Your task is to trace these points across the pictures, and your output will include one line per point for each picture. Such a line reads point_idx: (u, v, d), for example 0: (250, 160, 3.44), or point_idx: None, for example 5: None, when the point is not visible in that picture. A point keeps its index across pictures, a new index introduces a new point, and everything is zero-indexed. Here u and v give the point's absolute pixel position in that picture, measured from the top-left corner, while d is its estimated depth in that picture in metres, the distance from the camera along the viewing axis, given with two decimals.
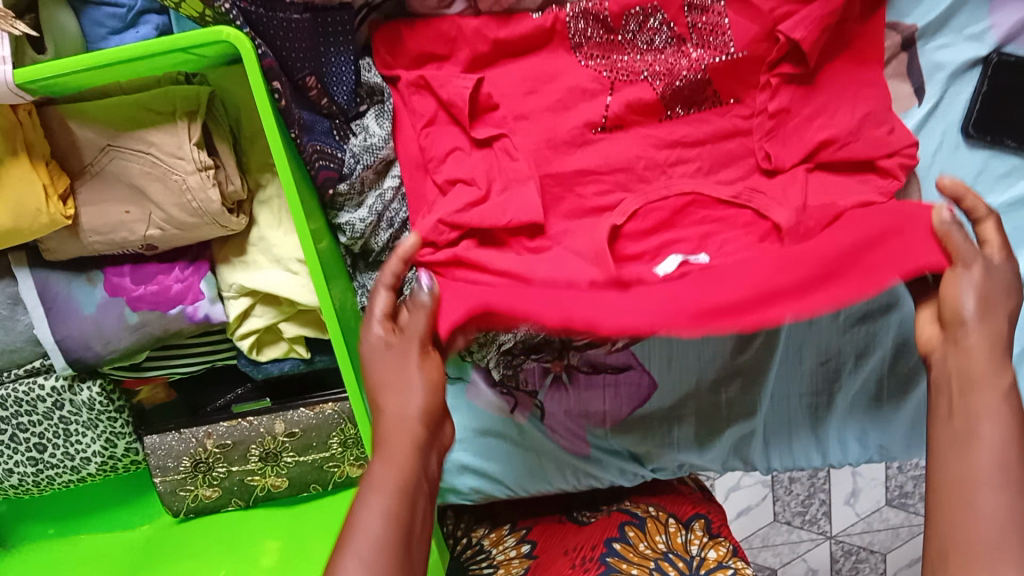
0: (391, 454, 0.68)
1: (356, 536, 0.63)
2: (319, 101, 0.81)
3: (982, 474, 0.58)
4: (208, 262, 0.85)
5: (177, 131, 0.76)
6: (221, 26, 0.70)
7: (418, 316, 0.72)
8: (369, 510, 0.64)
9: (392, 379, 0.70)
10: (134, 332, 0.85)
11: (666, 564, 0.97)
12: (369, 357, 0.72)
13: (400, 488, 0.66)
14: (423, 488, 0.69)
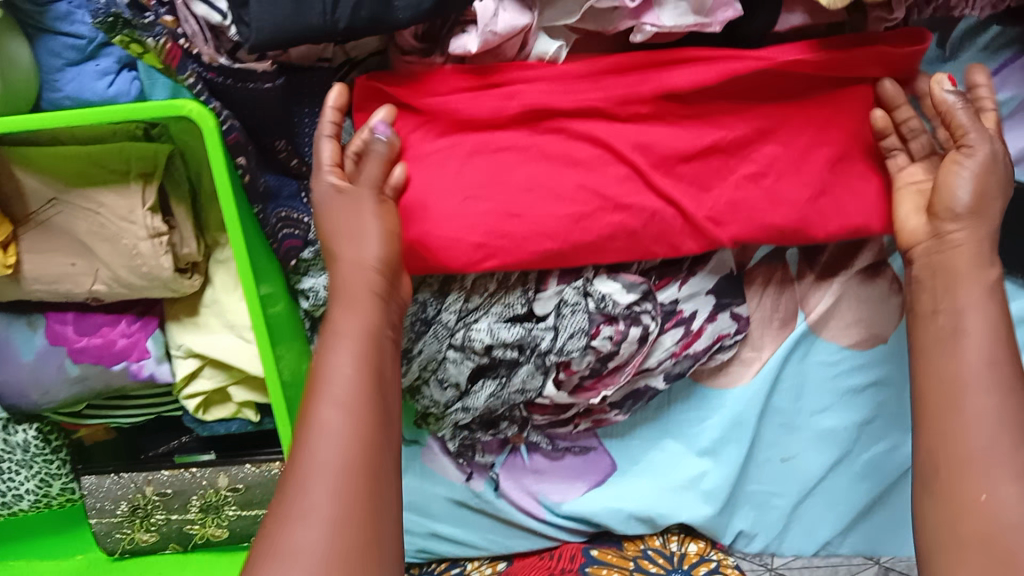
0: (353, 301, 0.70)
1: (327, 383, 0.66)
2: (289, 163, 0.77)
3: (965, 372, 0.68)
4: (157, 318, 0.81)
5: (131, 194, 0.71)
6: (183, 100, 0.64)
7: (370, 162, 0.73)
8: (336, 356, 0.67)
9: (344, 224, 0.72)
10: (74, 384, 0.81)
11: (645, 562, 0.94)
12: (330, 237, 0.73)
13: (360, 352, 0.68)
14: (385, 333, 0.72)
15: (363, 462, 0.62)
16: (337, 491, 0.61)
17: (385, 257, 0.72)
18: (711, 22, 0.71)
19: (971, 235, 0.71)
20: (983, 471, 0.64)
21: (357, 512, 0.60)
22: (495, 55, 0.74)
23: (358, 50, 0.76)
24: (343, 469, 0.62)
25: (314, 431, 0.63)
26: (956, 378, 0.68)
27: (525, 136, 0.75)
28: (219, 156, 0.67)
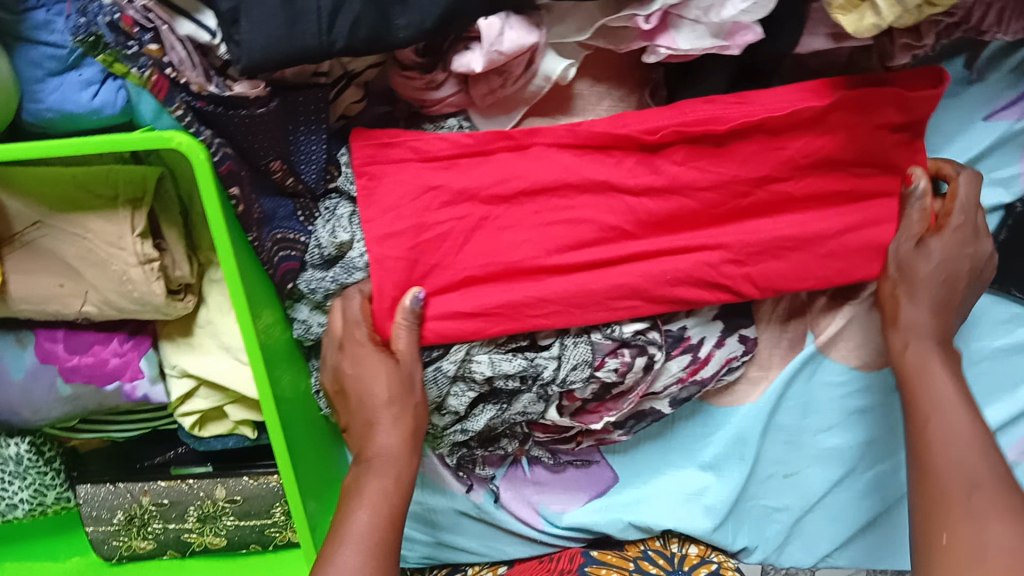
0: (384, 466, 0.74)
1: (364, 495, 0.72)
2: (284, 183, 0.74)
3: (930, 396, 0.75)
4: (150, 337, 0.79)
5: (120, 219, 0.68)
6: (171, 132, 0.61)
7: (409, 335, 0.74)
8: (360, 507, 0.72)
9: (369, 401, 0.75)
10: (67, 403, 0.79)
11: (646, 563, 0.94)
12: (371, 374, 0.75)
13: (392, 483, 0.74)
14: (407, 467, 0.76)
15: (388, 545, 0.71)
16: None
17: (402, 400, 0.75)
18: (730, 44, 0.68)
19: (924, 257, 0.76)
20: (963, 510, 0.68)
21: None
22: (501, 73, 0.72)
23: (358, 64, 0.73)
24: (372, 537, 0.70)
25: (347, 535, 0.70)
26: (930, 414, 0.74)
27: (534, 161, 0.73)
28: (209, 188, 0.63)
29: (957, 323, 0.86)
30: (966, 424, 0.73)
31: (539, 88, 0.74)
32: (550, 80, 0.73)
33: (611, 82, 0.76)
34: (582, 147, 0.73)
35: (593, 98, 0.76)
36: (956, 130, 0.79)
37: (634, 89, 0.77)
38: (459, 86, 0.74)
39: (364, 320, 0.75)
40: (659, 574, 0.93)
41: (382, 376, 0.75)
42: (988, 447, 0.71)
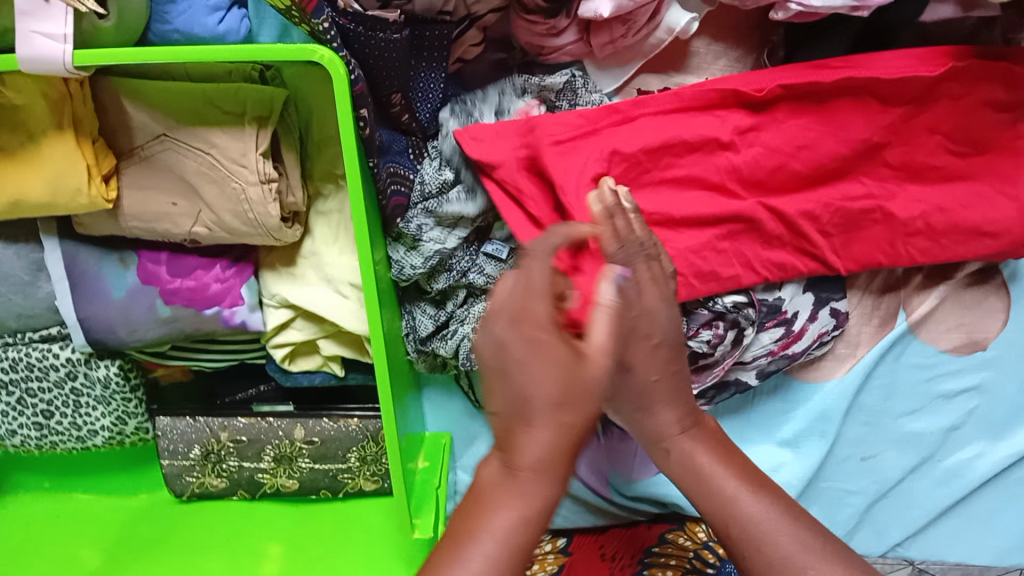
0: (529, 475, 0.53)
1: (491, 502, 0.54)
2: (400, 118, 0.75)
3: (771, 536, 0.57)
4: (252, 265, 0.79)
5: (244, 136, 0.69)
6: (315, 45, 0.62)
7: (601, 319, 0.54)
8: (493, 516, 0.54)
9: (523, 394, 0.53)
10: (164, 325, 0.79)
11: (707, 553, 0.90)
12: (533, 363, 0.52)
13: (528, 511, 0.54)
14: (547, 503, 0.54)
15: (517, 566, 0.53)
16: None
17: (566, 403, 0.52)
18: (861, 5, 0.68)
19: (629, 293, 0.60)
20: None
21: None
22: (625, 22, 0.73)
23: (482, 6, 0.74)
24: (504, 543, 0.53)
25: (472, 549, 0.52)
26: (745, 520, 0.58)
27: (649, 118, 0.73)
28: (344, 101, 0.64)
29: None
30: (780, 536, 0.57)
31: (660, 41, 0.75)
32: (673, 33, 0.73)
33: (730, 41, 0.77)
34: (687, 109, 0.73)
35: (709, 57, 0.77)
36: None
37: (751, 53, 0.77)
38: (580, 34, 0.75)
39: (546, 292, 0.54)
40: (715, 564, 0.88)
41: (538, 375, 0.52)
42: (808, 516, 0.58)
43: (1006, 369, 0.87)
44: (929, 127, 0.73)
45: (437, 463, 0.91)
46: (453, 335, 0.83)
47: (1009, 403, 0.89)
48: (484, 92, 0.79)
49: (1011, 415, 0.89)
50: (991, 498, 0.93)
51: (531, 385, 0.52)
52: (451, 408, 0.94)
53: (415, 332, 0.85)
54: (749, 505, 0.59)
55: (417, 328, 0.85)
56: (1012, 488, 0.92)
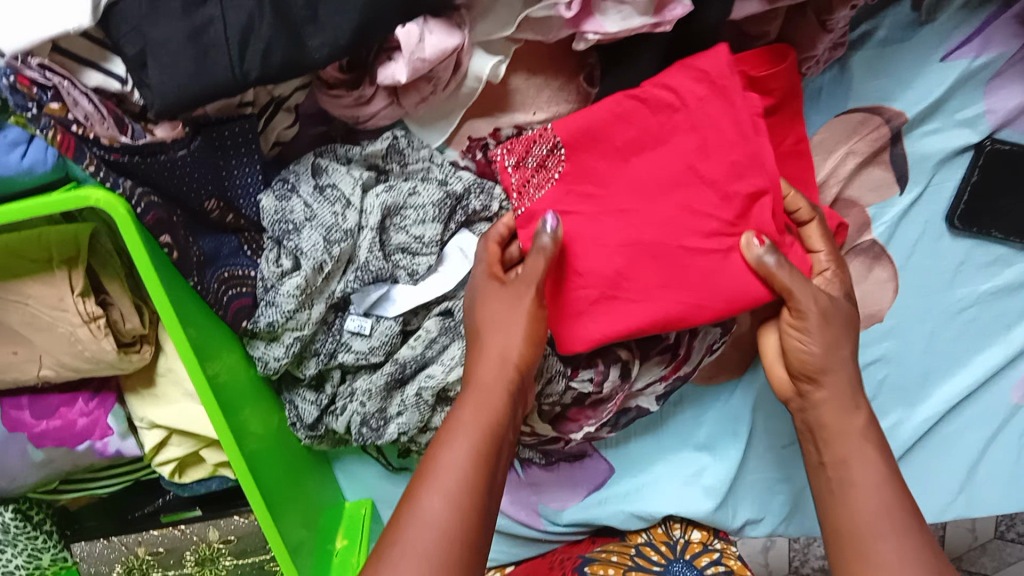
0: (483, 391, 0.66)
1: (442, 473, 0.60)
2: (224, 220, 0.72)
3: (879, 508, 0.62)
4: (115, 392, 0.77)
5: (57, 282, 0.66)
6: (88, 189, 0.59)
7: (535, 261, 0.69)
8: (450, 443, 0.62)
9: (493, 321, 0.69)
10: (42, 467, 0.78)
11: (648, 549, 0.92)
12: (482, 297, 0.71)
13: (476, 455, 0.61)
14: (505, 438, 0.65)
15: (474, 494, 0.60)
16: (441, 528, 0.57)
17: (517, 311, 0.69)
18: (660, 20, 0.65)
19: (517, 302, 0.69)
20: None
21: (461, 532, 0.58)
22: (430, 80, 0.70)
23: (284, 87, 0.71)
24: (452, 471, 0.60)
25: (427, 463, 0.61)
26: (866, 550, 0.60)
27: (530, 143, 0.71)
28: (136, 242, 0.60)
29: (938, 271, 0.83)
30: (895, 554, 0.59)
31: (473, 89, 0.72)
32: (482, 80, 0.71)
33: (547, 72, 0.74)
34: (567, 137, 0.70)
35: (531, 91, 0.74)
36: (908, 76, 0.75)
37: (572, 78, 0.74)
38: (390, 97, 0.71)
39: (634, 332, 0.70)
40: (660, 562, 0.91)
41: (496, 308, 0.69)
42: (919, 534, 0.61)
43: (904, 337, 0.86)
44: None
45: (356, 539, 0.90)
46: (340, 414, 0.80)
47: (917, 367, 0.87)
48: (307, 164, 0.75)
49: (923, 377, 0.87)
50: (920, 460, 0.90)
51: (483, 316, 0.70)
52: (366, 474, 0.93)
53: (301, 421, 0.82)
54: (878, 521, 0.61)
55: (302, 415, 0.82)
56: (940, 445, 0.90)
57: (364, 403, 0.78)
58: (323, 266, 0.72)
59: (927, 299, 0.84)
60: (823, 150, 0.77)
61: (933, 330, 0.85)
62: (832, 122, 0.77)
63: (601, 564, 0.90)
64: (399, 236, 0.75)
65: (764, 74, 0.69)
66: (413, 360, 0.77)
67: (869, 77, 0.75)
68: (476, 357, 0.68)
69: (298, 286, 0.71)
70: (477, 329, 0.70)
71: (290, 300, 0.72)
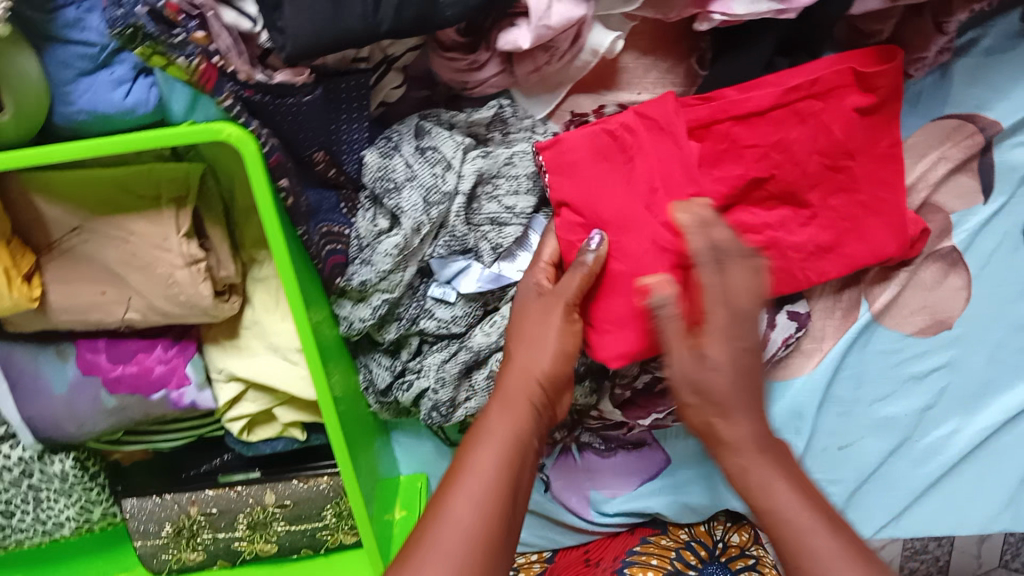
0: (507, 400, 0.64)
1: (466, 471, 0.56)
2: (326, 174, 0.72)
3: None
4: (194, 342, 0.76)
5: (163, 220, 0.66)
6: (221, 123, 0.58)
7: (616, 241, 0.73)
8: (481, 443, 0.59)
9: (526, 333, 0.69)
10: (112, 414, 0.76)
11: (688, 554, 0.92)
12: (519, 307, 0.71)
13: (507, 459, 0.58)
14: (532, 446, 0.62)
15: (509, 498, 0.56)
16: (476, 526, 0.53)
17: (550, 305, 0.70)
18: (787, 8, 0.66)
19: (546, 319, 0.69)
20: None
21: (489, 530, 0.53)
22: (547, 49, 0.70)
23: (397, 47, 0.70)
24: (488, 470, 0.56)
25: (466, 469, 0.57)
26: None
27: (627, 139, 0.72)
28: (261, 181, 0.60)
29: (1013, 283, 0.84)
30: None
31: (586, 63, 0.72)
32: (598, 54, 0.71)
33: (657, 53, 0.74)
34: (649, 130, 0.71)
35: (639, 71, 0.75)
36: (1005, 86, 0.76)
37: (680, 59, 0.75)
38: (502, 65, 0.72)
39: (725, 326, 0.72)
40: (697, 566, 0.92)
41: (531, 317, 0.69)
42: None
43: (970, 346, 0.87)
44: (858, 125, 0.72)
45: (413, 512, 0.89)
46: (410, 387, 0.79)
47: (978, 377, 0.88)
48: (411, 124, 0.74)
49: (983, 387, 0.89)
50: (971, 472, 0.91)
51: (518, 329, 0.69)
52: (420, 450, 0.91)
53: (373, 386, 0.81)
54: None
55: (375, 381, 0.81)
56: (994, 457, 0.91)
57: (436, 387, 0.77)
58: (420, 228, 0.71)
59: (997, 310, 0.85)
60: (914, 153, 0.78)
61: (1000, 340, 0.87)
62: (928, 126, 0.78)
63: (641, 567, 0.91)
64: (490, 205, 0.74)
65: (871, 73, 0.71)
66: (484, 347, 0.76)
67: (969, 83, 0.76)
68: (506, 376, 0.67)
69: (396, 245, 0.71)
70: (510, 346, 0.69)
71: (387, 260, 0.71)
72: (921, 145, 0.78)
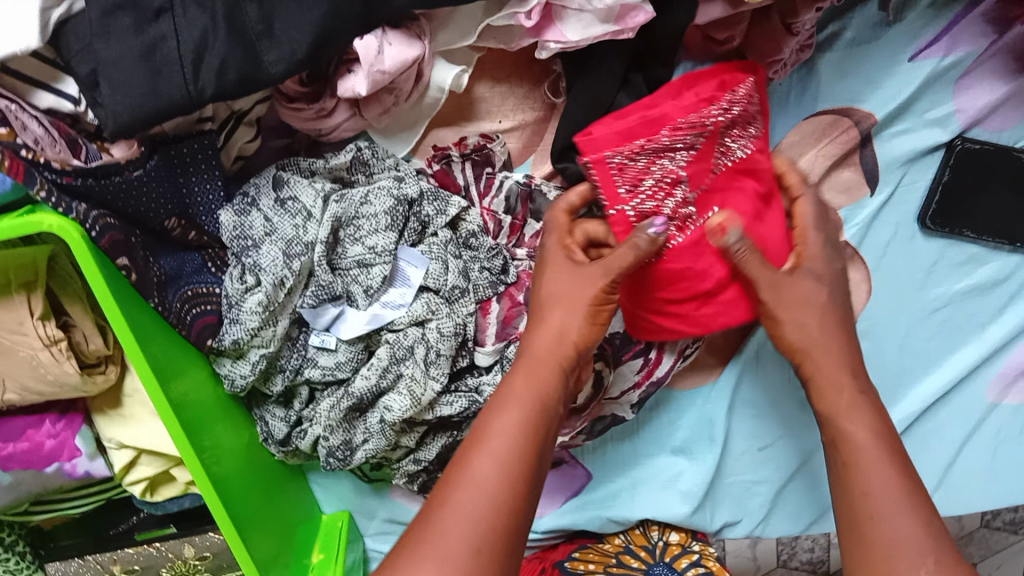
0: (538, 360, 0.66)
1: (489, 438, 0.60)
2: (187, 237, 0.71)
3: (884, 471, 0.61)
4: (82, 413, 0.76)
5: (14, 306, 0.65)
6: (40, 215, 0.58)
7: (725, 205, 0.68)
8: (499, 417, 0.62)
9: (563, 294, 0.68)
10: (9, 491, 0.77)
11: (627, 556, 0.90)
12: (547, 266, 0.70)
13: (526, 424, 0.62)
14: (556, 413, 0.65)
15: (532, 445, 0.61)
16: (499, 478, 0.58)
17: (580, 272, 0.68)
18: (622, 28, 0.64)
19: (579, 294, 0.68)
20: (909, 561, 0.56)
21: (517, 452, 0.60)
22: (391, 91, 0.70)
23: (244, 101, 0.70)
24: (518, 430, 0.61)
25: (485, 429, 0.61)
26: (869, 489, 0.60)
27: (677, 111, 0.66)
28: (91, 268, 0.59)
29: (912, 271, 0.82)
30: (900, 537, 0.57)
31: (436, 99, 0.72)
32: (446, 89, 0.71)
33: (511, 80, 0.75)
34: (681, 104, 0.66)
35: (496, 99, 0.75)
36: (879, 76, 0.74)
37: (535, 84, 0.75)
38: (350, 109, 0.71)
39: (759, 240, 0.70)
40: (640, 567, 0.88)
41: (557, 274, 0.69)
42: (927, 514, 0.59)
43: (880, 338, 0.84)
44: None
45: (332, 553, 0.88)
46: (306, 435, 0.79)
47: (893, 368, 0.85)
48: (269, 175, 0.73)
49: (899, 377, 0.86)
50: None
51: (548, 286, 0.69)
52: (340, 488, 0.92)
53: (272, 437, 0.81)
54: (880, 493, 0.60)
55: (273, 431, 0.81)
56: (919, 444, 0.89)
57: (328, 434, 0.77)
58: (285, 281, 0.71)
59: (904, 300, 0.83)
60: (794, 151, 0.76)
61: (911, 328, 0.84)
62: (803, 124, 0.76)
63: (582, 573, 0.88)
64: (355, 247, 0.74)
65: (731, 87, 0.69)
66: (368, 390, 0.74)
67: (837, 78, 0.74)
68: (535, 326, 0.69)
69: (260, 301, 0.70)
70: (540, 297, 0.69)
71: (255, 316, 0.70)
72: (799, 144, 0.76)
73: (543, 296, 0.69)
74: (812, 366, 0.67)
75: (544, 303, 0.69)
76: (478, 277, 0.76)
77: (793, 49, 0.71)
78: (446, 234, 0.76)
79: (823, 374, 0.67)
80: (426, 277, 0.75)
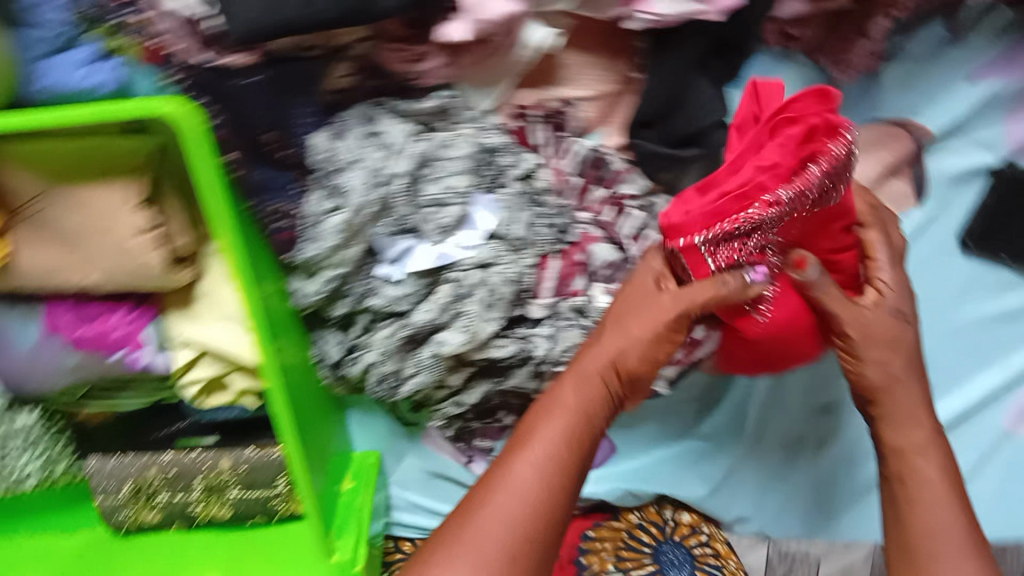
0: (582, 379, 0.74)
1: (530, 443, 0.71)
2: (277, 155, 0.75)
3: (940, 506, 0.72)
4: (154, 308, 0.81)
5: (119, 189, 0.71)
6: (159, 101, 0.60)
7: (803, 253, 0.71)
8: (537, 438, 0.71)
9: (632, 307, 0.75)
10: (72, 373, 0.81)
11: (639, 533, 0.94)
12: (626, 291, 0.76)
13: (569, 432, 0.72)
14: (594, 428, 0.73)
15: (572, 456, 0.71)
16: (535, 491, 0.69)
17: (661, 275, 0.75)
18: (708, 8, 0.71)
19: (645, 309, 0.74)
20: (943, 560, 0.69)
21: (558, 452, 0.70)
22: (485, 44, 0.75)
23: (346, 37, 0.73)
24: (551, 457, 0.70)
25: (528, 425, 0.73)
26: (935, 531, 0.70)
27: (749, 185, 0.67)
28: (203, 156, 0.64)
29: (946, 288, 0.87)
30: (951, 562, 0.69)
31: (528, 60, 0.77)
32: (543, 49, 0.76)
33: (597, 52, 0.80)
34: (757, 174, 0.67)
35: (578, 68, 0.81)
36: (931, 92, 0.82)
37: (619, 58, 0.81)
38: (447, 58, 0.76)
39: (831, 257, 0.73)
40: (649, 542, 0.93)
41: (635, 288, 0.76)
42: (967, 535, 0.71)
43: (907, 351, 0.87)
44: None
45: (363, 483, 0.92)
46: (357, 361, 0.83)
47: None
48: (360, 112, 0.78)
49: None
50: None
51: (618, 304, 0.76)
52: (376, 427, 0.96)
53: (325, 360, 0.85)
54: (951, 537, 0.70)
55: (327, 355, 0.85)
56: None
57: (382, 361, 0.81)
58: (366, 208, 0.76)
59: (936, 315, 0.87)
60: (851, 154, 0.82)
61: (940, 343, 0.88)
62: (862, 130, 0.82)
63: (596, 555, 0.91)
64: (432, 187, 0.78)
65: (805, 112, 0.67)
66: (426, 323, 0.79)
67: (896, 88, 0.81)
68: (587, 353, 0.76)
69: (339, 224, 0.75)
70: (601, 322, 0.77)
71: (333, 237, 0.75)
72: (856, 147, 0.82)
73: (600, 330, 0.76)
74: (885, 404, 0.76)
75: (593, 346, 0.75)
76: (543, 231, 0.81)
77: (863, 55, 0.77)
78: (518, 187, 0.81)
79: (896, 412, 0.76)
80: (495, 225, 0.79)
